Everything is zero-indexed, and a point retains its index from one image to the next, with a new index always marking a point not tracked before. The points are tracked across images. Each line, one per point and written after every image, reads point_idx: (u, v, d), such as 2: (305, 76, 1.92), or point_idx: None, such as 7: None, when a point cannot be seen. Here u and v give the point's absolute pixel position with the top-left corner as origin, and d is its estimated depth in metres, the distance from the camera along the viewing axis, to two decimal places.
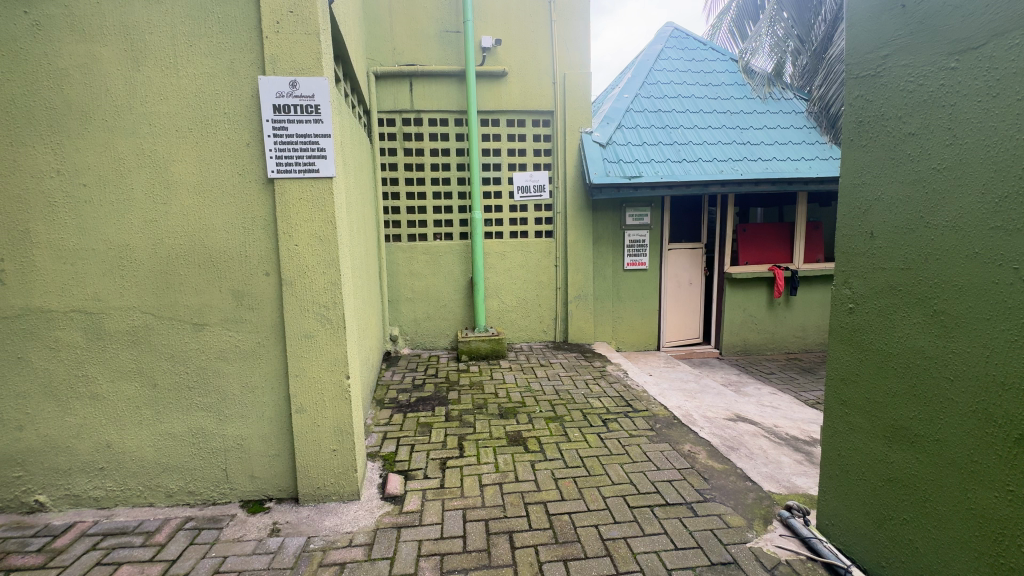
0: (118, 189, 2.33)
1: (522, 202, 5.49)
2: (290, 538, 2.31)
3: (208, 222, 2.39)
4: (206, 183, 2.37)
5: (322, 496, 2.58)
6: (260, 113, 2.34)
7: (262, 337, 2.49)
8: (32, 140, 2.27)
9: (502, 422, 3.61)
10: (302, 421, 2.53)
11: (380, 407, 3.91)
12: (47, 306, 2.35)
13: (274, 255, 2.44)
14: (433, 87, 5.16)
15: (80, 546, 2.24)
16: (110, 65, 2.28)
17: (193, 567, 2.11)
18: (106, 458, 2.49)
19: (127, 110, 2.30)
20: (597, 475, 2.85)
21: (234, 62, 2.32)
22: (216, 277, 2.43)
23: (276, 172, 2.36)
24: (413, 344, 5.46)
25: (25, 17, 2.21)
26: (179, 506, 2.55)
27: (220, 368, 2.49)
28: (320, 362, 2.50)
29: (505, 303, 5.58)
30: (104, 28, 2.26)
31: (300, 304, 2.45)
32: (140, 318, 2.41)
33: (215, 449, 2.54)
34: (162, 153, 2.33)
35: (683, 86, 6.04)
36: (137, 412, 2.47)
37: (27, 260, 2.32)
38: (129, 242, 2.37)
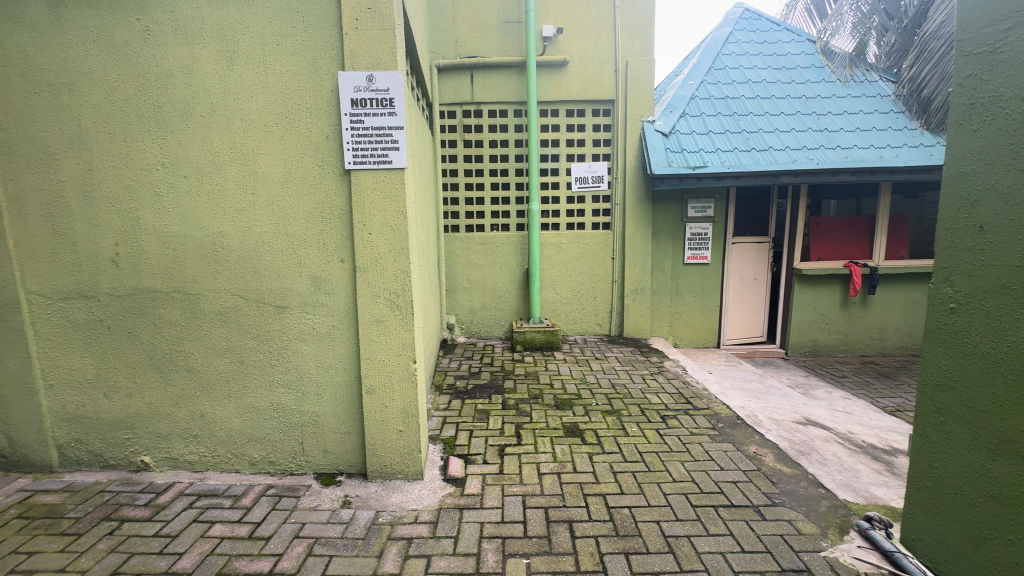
0: (212, 180, 2.53)
1: (579, 193, 5.44)
2: (360, 511, 2.44)
3: (290, 211, 2.55)
4: (289, 173, 2.52)
5: (388, 474, 2.71)
6: (339, 108, 2.45)
7: (337, 320, 2.63)
8: (142, 136, 2.50)
9: (558, 413, 3.62)
10: (372, 401, 2.65)
11: (439, 392, 4.03)
12: (153, 287, 2.61)
13: (348, 243, 2.56)
14: (494, 78, 5.18)
15: (180, 503, 2.49)
16: (206, 65, 2.46)
17: (276, 531, 2.29)
18: (199, 426, 2.73)
19: (220, 106, 2.48)
20: (657, 472, 2.81)
21: (317, 59, 2.44)
22: (297, 263, 2.59)
23: (352, 164, 2.46)
24: (468, 333, 5.57)
25: (137, 23, 2.44)
26: (261, 474, 2.76)
27: (298, 348, 2.66)
28: (389, 346, 2.61)
29: (561, 295, 5.56)
30: (202, 30, 2.44)
31: (372, 289, 2.56)
32: (230, 300, 2.62)
33: (293, 424, 2.72)
34: (251, 147, 2.50)
35: (753, 70, 5.73)
36: (226, 386, 2.69)
37: (136, 245, 2.58)
38: (221, 229, 2.56)
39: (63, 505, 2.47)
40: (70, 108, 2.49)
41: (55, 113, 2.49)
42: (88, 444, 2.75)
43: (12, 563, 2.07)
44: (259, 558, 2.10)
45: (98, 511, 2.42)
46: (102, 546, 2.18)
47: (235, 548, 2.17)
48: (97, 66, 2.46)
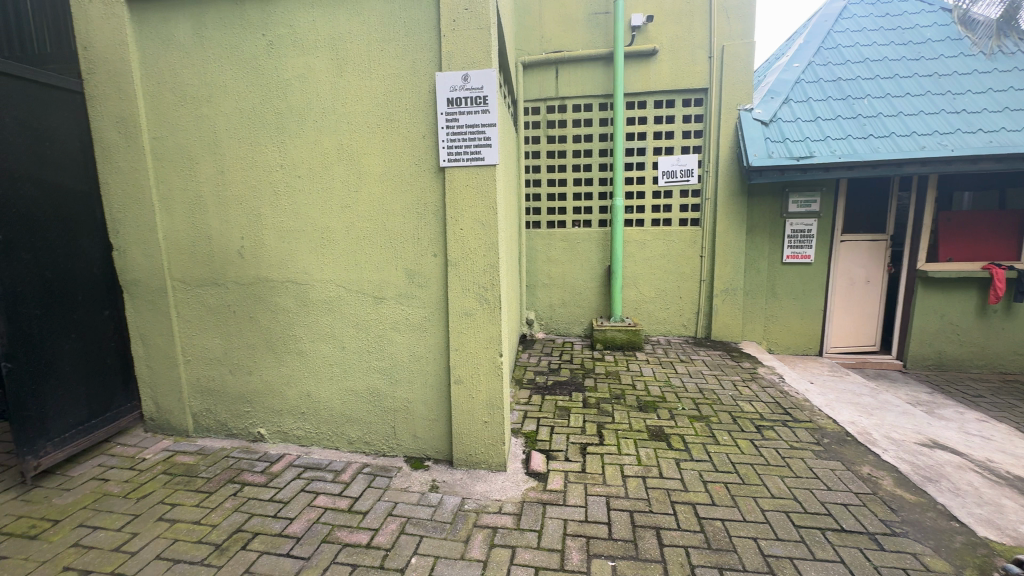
0: (321, 179, 2.75)
1: (666, 188, 5.21)
2: (447, 496, 2.54)
3: (389, 208, 2.70)
4: (389, 171, 2.67)
5: (473, 463, 2.79)
6: (436, 108, 2.54)
7: (428, 312, 2.75)
8: (264, 140, 2.78)
9: (642, 416, 3.50)
10: (459, 391, 2.74)
11: (519, 387, 4.07)
12: (270, 277, 2.90)
13: (441, 238, 2.66)
14: (579, 72, 5.10)
15: (289, 473, 2.75)
16: (319, 73, 2.67)
17: (372, 507, 2.44)
18: (306, 405, 3.00)
19: (330, 111, 2.69)
20: (753, 485, 2.62)
21: (416, 62, 2.56)
22: (394, 257, 2.73)
23: (447, 162, 2.55)
24: (547, 330, 5.57)
25: (263, 38, 2.70)
26: (358, 452, 2.96)
27: (393, 337, 2.81)
28: (478, 339, 2.68)
29: (644, 294, 5.38)
30: (316, 41, 2.65)
31: (462, 283, 2.64)
32: (335, 290, 2.83)
33: (387, 408, 2.89)
34: (356, 148, 2.68)
35: (871, 48, 5.13)
36: (330, 369, 2.92)
37: (257, 239, 2.87)
38: (328, 225, 2.78)
39: (197, 466, 2.83)
40: (207, 118, 2.83)
41: (196, 122, 2.84)
42: (216, 414, 3.13)
43: (160, 512, 2.41)
44: (357, 531, 2.26)
45: (224, 473, 2.75)
46: (228, 505, 2.46)
47: (336, 519, 2.35)
48: (229, 80, 2.77)
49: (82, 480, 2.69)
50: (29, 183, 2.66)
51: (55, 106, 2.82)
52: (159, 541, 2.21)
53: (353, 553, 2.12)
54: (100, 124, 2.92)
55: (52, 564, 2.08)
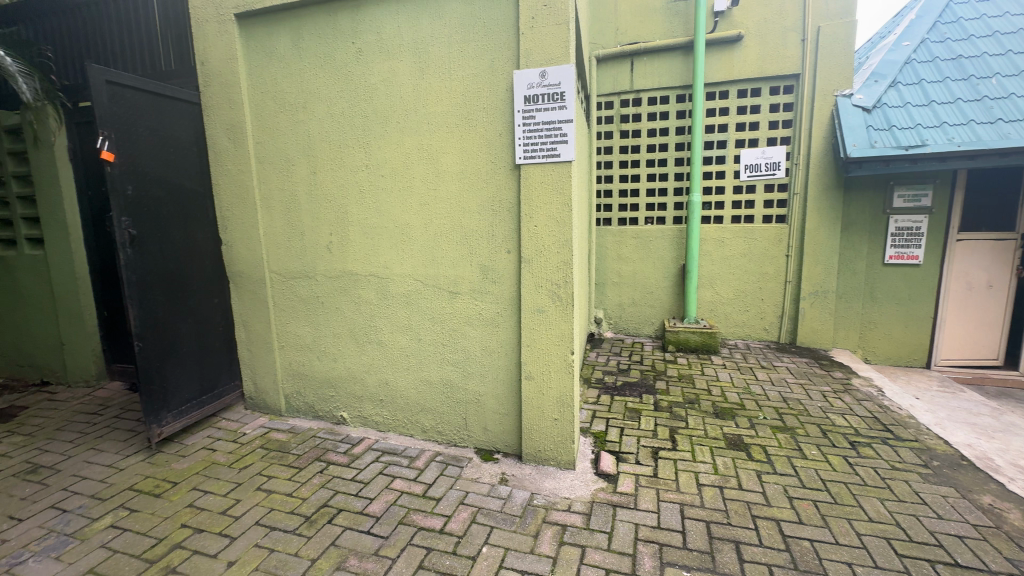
0: (403, 178, 2.87)
1: (749, 183, 4.90)
2: (516, 490, 2.57)
3: (465, 205, 2.77)
4: (466, 169, 2.74)
5: (542, 459, 2.80)
6: (513, 106, 2.57)
7: (501, 307, 2.79)
8: (352, 142, 2.96)
9: (718, 423, 3.33)
10: (530, 387, 2.76)
11: (588, 386, 4.03)
12: (355, 271, 3.08)
13: (515, 235, 2.69)
14: (656, 64, 4.92)
15: (369, 455, 2.92)
16: (403, 76, 2.79)
17: (445, 494, 2.53)
18: (384, 392, 3.16)
19: (412, 112, 2.80)
20: (846, 506, 2.40)
21: (495, 62, 2.59)
22: (469, 253, 2.80)
23: (523, 159, 2.57)
24: (616, 329, 5.46)
25: (353, 46, 2.87)
26: (431, 441, 3.08)
27: (466, 331, 2.88)
28: (549, 336, 2.68)
29: (721, 295, 5.10)
30: (401, 46, 2.77)
31: (536, 280, 2.65)
32: (413, 284, 2.96)
33: (459, 400, 2.98)
34: (435, 147, 2.78)
35: (1002, 20, 4.50)
36: (407, 359, 3.06)
37: (344, 235, 3.07)
38: (408, 222, 2.91)
39: (289, 443, 3.08)
40: (303, 123, 3.06)
41: (293, 127, 3.08)
42: (305, 396, 3.39)
43: (258, 483, 2.66)
44: (431, 516, 2.35)
45: (312, 452, 2.98)
46: (316, 481, 2.66)
47: (412, 503, 2.46)
48: (322, 87, 2.97)
49: (195, 449, 3.04)
50: (158, 185, 3.02)
51: (179, 116, 3.18)
52: (258, 508, 2.44)
53: (428, 537, 2.21)
54: (213, 131, 3.25)
55: (172, 520, 2.36)
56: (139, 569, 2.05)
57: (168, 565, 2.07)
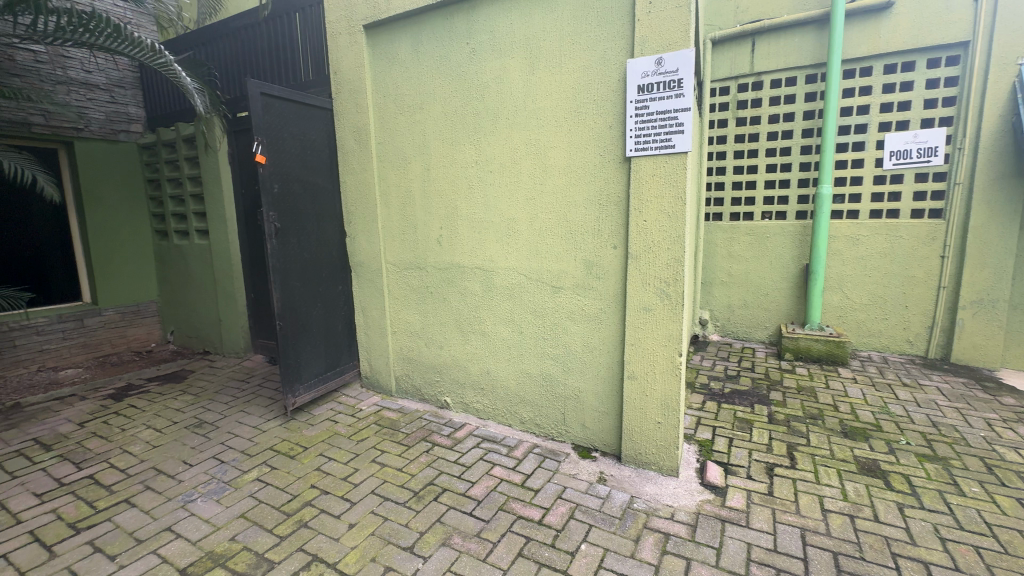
0: (510, 173, 2.93)
1: (894, 172, 4.25)
2: (615, 491, 2.52)
3: (571, 199, 2.75)
4: (573, 163, 2.71)
5: (642, 463, 2.70)
6: (626, 96, 2.48)
7: (605, 304, 2.73)
8: (463, 139, 3.08)
9: (847, 443, 2.96)
10: (633, 387, 2.67)
11: (691, 390, 3.81)
12: (462, 263, 3.22)
13: (623, 230, 2.62)
14: (782, 42, 4.43)
15: (470, 441, 3.05)
16: (513, 73, 2.83)
17: (543, 486, 2.56)
18: (485, 381, 3.27)
19: (521, 108, 2.83)
20: (1022, 559, 2.00)
21: (608, 51, 2.53)
22: (574, 248, 2.78)
23: (634, 151, 2.48)
24: (723, 332, 5.10)
25: (467, 46, 2.98)
26: (529, 432, 3.13)
27: (568, 326, 2.87)
28: (655, 335, 2.56)
29: (852, 299, 4.51)
30: (513, 44, 2.81)
31: (643, 276, 2.55)
32: (517, 278, 3.01)
33: (558, 395, 2.98)
34: (543, 142, 2.79)
35: None
36: (508, 351, 3.13)
37: (453, 229, 3.22)
38: (514, 216, 2.96)
39: (398, 421, 3.33)
40: (420, 123, 3.25)
41: (410, 127, 3.29)
42: (413, 380, 3.63)
43: (373, 455, 2.91)
44: (530, 506, 2.39)
45: (419, 432, 3.18)
46: (423, 460, 2.85)
47: (511, 491, 2.52)
48: (438, 88, 3.13)
49: (321, 419, 3.40)
50: (297, 183, 3.41)
51: (314, 121, 3.55)
52: (373, 479, 2.66)
53: (527, 527, 2.25)
54: (341, 133, 3.58)
55: (304, 480, 2.67)
56: (278, 519, 2.35)
57: (301, 519, 2.34)
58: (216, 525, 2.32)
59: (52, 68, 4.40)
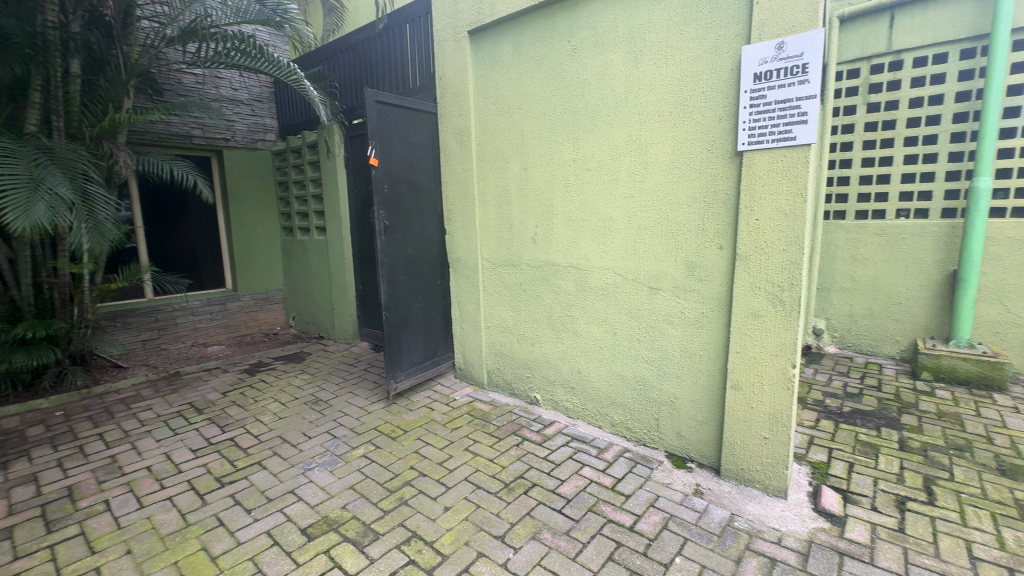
0: (609, 170, 2.88)
1: None
2: (713, 506, 2.37)
3: (673, 196, 2.63)
4: (677, 159, 2.59)
5: (745, 480, 2.52)
6: (740, 86, 2.32)
7: (707, 307, 2.59)
8: (561, 138, 3.09)
9: (1004, 483, 2.51)
10: (737, 398, 2.49)
11: (803, 406, 3.47)
12: (556, 261, 3.23)
13: (731, 229, 2.45)
14: (930, 13, 3.82)
15: (559, 439, 3.06)
16: (616, 68, 2.77)
17: (635, 492, 2.49)
18: (576, 380, 3.26)
19: (623, 103, 2.77)
20: None
21: (720, 38, 2.38)
22: (674, 248, 2.66)
23: (747, 145, 2.31)
24: (841, 344, 4.60)
25: (568, 44, 2.98)
26: (619, 435, 3.07)
27: (666, 329, 2.76)
28: (765, 343, 2.37)
29: (1015, 313, 3.80)
30: (616, 37, 2.75)
31: (753, 279, 2.37)
32: (612, 277, 2.96)
33: (652, 399, 2.88)
34: (645, 137, 2.70)
35: None
36: (600, 351, 3.09)
37: (549, 227, 3.24)
38: (611, 215, 2.90)
39: (490, 414, 3.44)
40: (519, 123, 3.31)
41: (509, 127, 3.37)
42: (505, 374, 3.72)
43: (466, 444, 3.04)
44: (621, 511, 2.34)
45: (510, 426, 3.26)
46: (513, 453, 2.91)
47: (601, 493, 2.49)
48: (537, 87, 3.17)
49: (419, 405, 3.63)
50: (404, 183, 3.65)
51: (420, 125, 3.77)
52: (466, 467, 2.78)
53: (617, 531, 2.21)
54: (444, 135, 3.77)
55: (404, 461, 2.86)
56: (382, 494, 2.55)
57: (402, 497, 2.51)
58: (330, 493, 2.58)
59: (209, 88, 5.18)
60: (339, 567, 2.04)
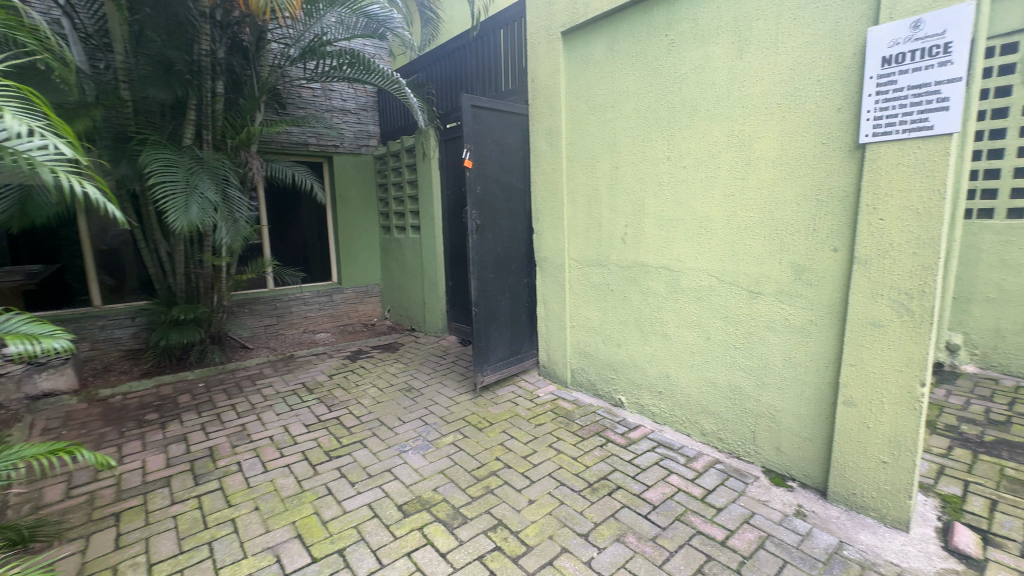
0: (706, 168, 2.75)
1: None
2: (818, 530, 2.19)
3: (780, 195, 2.45)
4: (785, 155, 2.42)
5: (856, 506, 2.29)
6: (864, 72, 2.11)
7: (816, 314, 2.39)
8: (655, 135, 3.01)
9: None
10: (849, 415, 2.27)
11: (930, 432, 3.06)
12: (647, 262, 3.15)
13: (849, 229, 2.23)
14: None
15: (645, 443, 3.00)
16: (717, 60, 2.65)
17: (727, 506, 2.37)
18: (664, 385, 3.16)
19: (725, 97, 2.63)
20: None
21: (842, 21, 2.17)
22: (780, 249, 2.49)
23: (870, 137, 2.09)
24: (982, 364, 3.97)
25: (665, 38, 2.89)
26: (710, 445, 2.93)
27: (766, 336, 2.59)
28: (886, 357, 2.13)
29: None
30: (719, 28, 2.62)
31: (874, 285, 2.14)
32: (707, 280, 2.83)
33: (748, 410, 2.71)
34: (749, 132, 2.54)
35: None
36: (692, 356, 2.96)
37: (640, 228, 3.17)
38: (708, 214, 2.78)
39: (573, 413, 3.45)
40: (611, 122, 3.28)
41: (601, 126, 3.35)
42: (589, 374, 3.71)
43: (549, 441, 3.08)
44: (712, 524, 2.24)
45: (593, 426, 3.25)
46: (597, 453, 2.90)
47: (690, 503, 2.40)
48: (631, 84, 3.12)
49: (504, 399, 3.74)
50: (495, 184, 3.78)
51: (512, 127, 3.87)
52: (550, 463, 2.82)
53: (708, 544, 2.12)
54: (534, 136, 3.83)
55: (490, 452, 2.98)
56: (470, 481, 2.67)
57: (488, 486, 2.61)
58: (423, 475, 2.76)
59: (323, 100, 5.73)
60: (431, 544, 2.18)
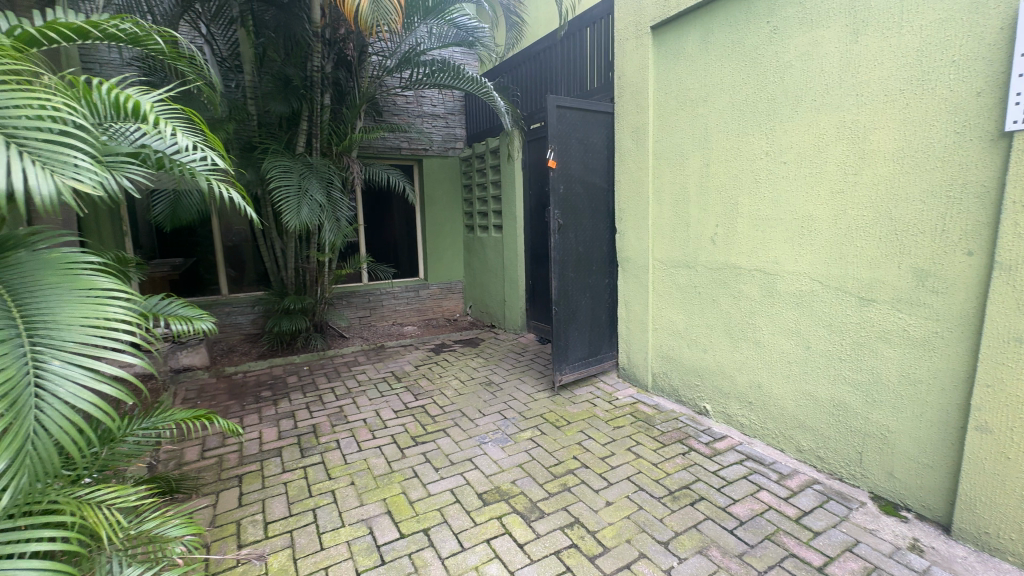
0: (811, 163, 2.54)
1: None
2: (938, 569, 1.94)
3: (900, 192, 2.20)
4: (907, 147, 2.17)
5: (990, 548, 1.99)
6: (1014, 48, 1.83)
7: (942, 326, 2.12)
8: (752, 129, 2.83)
9: None
10: (983, 443, 1.98)
11: None
12: (739, 264, 2.98)
13: (989, 231, 1.95)
14: None
15: (732, 455, 2.84)
16: (827, 45, 2.43)
17: (827, 531, 2.18)
18: (755, 396, 2.97)
19: (835, 85, 2.42)
20: None
21: None
22: (898, 252, 2.23)
23: (1019, 123, 1.81)
24: None
25: (767, 25, 2.71)
26: (807, 464, 2.71)
27: (879, 348, 2.34)
28: None
29: None
30: (831, 10, 2.41)
31: (1019, 295, 1.85)
32: (808, 284, 2.61)
33: (854, 429, 2.47)
34: (864, 123, 2.31)
35: None
36: (788, 366, 2.76)
37: (732, 228, 3.00)
38: (811, 213, 2.57)
39: (654, 418, 3.36)
40: (702, 117, 3.14)
41: (691, 122, 3.21)
42: (672, 379, 3.58)
43: (628, 444, 3.03)
44: (808, 548, 2.08)
45: (675, 433, 3.14)
46: (679, 461, 2.81)
47: (782, 523, 2.24)
48: (726, 77, 2.96)
49: (582, 399, 3.73)
50: (578, 183, 3.78)
51: (597, 126, 3.84)
52: (629, 466, 2.77)
53: (803, 569, 1.97)
54: (620, 134, 3.77)
55: (567, 450, 3.00)
56: (547, 477, 2.71)
57: (565, 484, 2.63)
58: (501, 467, 2.85)
59: (415, 106, 6.08)
60: (509, 534, 2.26)
